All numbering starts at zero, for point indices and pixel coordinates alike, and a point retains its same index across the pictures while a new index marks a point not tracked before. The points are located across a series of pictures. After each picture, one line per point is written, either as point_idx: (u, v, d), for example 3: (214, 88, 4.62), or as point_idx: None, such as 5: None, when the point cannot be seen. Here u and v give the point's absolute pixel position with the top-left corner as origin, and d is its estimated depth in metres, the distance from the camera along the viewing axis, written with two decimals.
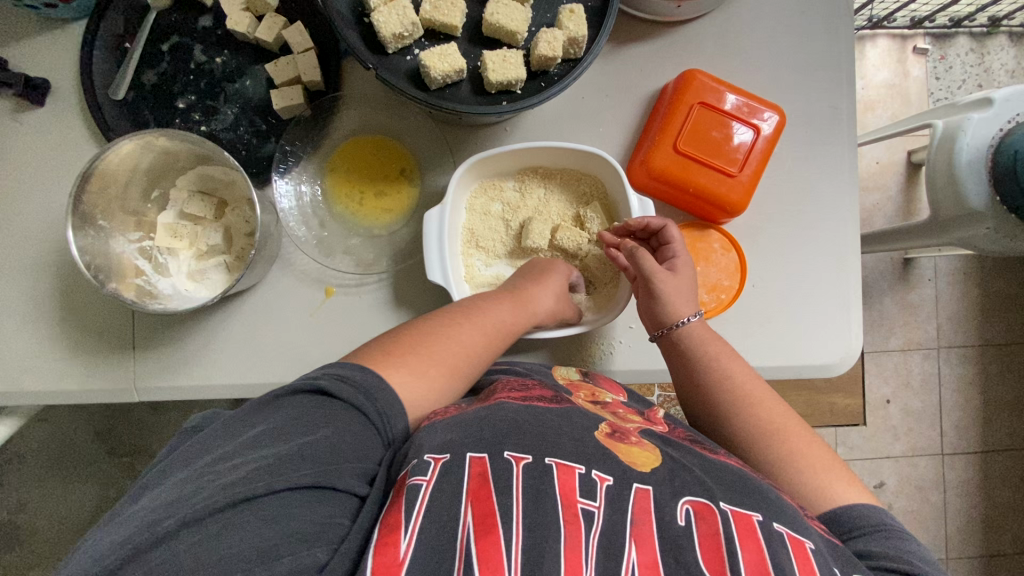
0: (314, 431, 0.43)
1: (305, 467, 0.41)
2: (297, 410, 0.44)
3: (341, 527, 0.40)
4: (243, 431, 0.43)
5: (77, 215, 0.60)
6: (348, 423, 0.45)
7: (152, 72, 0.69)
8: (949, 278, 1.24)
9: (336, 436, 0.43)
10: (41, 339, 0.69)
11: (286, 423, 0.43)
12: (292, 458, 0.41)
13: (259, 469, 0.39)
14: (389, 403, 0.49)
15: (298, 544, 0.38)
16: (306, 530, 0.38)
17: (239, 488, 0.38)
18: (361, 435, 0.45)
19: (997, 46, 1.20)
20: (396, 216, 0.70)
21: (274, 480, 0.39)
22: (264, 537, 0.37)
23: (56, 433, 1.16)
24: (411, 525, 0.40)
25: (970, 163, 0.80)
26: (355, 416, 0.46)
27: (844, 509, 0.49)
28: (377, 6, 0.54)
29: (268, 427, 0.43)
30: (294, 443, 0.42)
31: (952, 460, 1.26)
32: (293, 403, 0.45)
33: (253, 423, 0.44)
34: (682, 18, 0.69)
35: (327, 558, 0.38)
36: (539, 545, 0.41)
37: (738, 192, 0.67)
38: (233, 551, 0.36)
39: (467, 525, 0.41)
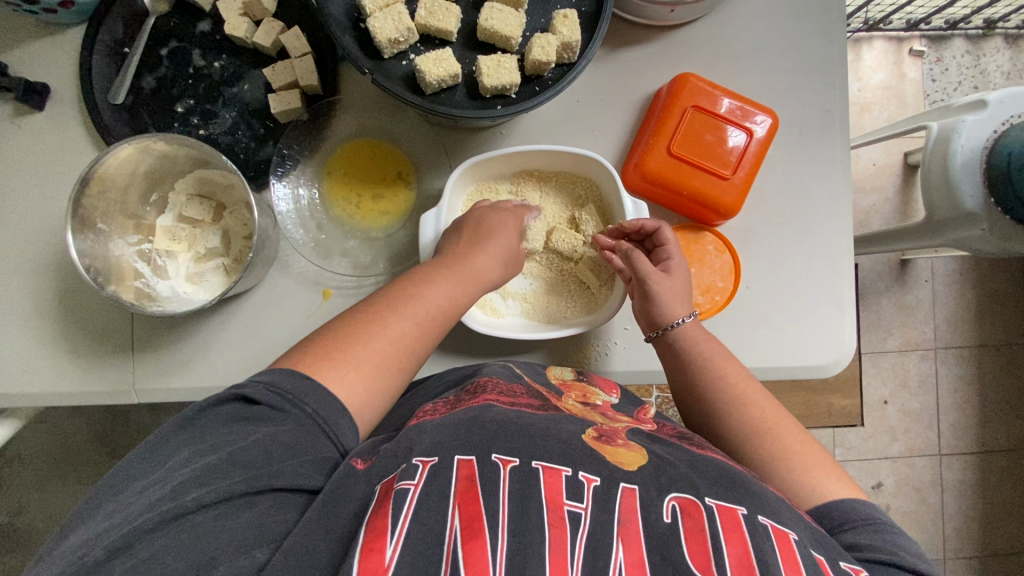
0: (241, 438, 0.44)
1: (234, 475, 0.42)
2: (227, 420, 0.46)
3: (283, 525, 0.43)
4: (172, 447, 0.44)
5: (76, 218, 0.60)
6: (277, 427, 0.46)
7: (151, 76, 0.70)
8: (946, 279, 1.25)
9: (259, 444, 0.44)
10: (41, 341, 0.69)
11: (215, 435, 0.45)
12: (220, 467, 0.42)
13: (189, 481, 0.41)
14: (316, 399, 0.49)
15: (235, 551, 0.40)
16: (242, 535, 0.40)
17: (172, 502, 0.40)
18: (294, 437, 0.46)
19: (993, 48, 1.20)
20: (393, 219, 0.71)
21: (200, 493, 0.41)
22: (201, 548, 0.39)
23: (57, 434, 1.17)
24: (395, 535, 0.41)
25: (964, 164, 0.80)
26: (287, 418, 0.47)
27: (834, 503, 0.49)
28: (373, 11, 0.54)
29: (203, 436, 0.45)
30: (223, 452, 0.43)
31: (949, 460, 1.26)
32: (221, 416, 0.46)
33: (183, 434, 0.45)
34: (676, 22, 0.69)
35: (268, 557, 0.40)
36: (523, 551, 0.41)
37: (731, 194, 0.68)
38: (172, 567, 0.38)
39: (455, 528, 0.42)
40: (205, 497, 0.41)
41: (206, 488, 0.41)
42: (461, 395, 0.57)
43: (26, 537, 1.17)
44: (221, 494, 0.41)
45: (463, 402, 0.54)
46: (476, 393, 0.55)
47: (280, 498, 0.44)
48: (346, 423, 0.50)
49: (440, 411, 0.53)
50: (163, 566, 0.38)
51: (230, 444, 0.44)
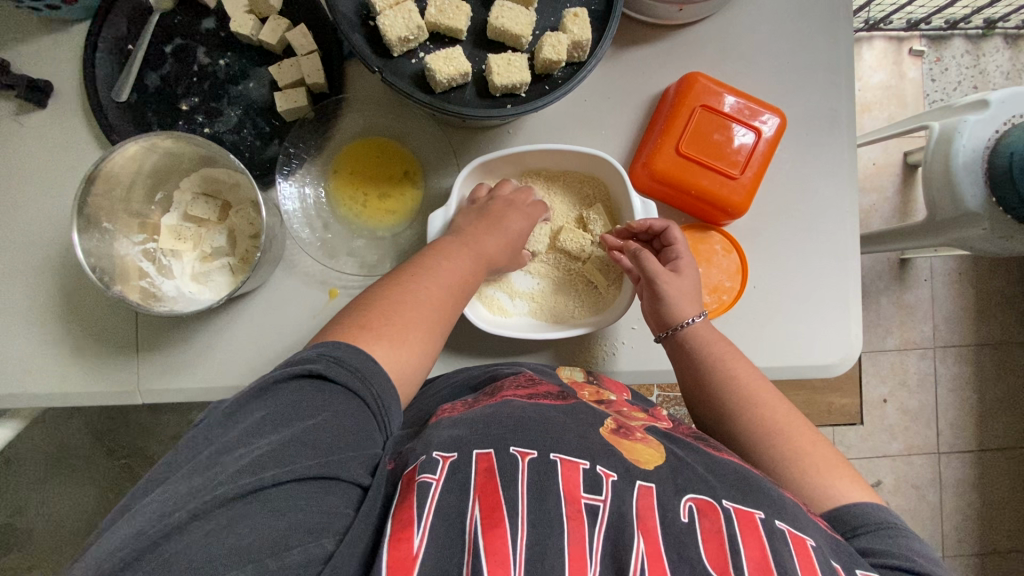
0: (314, 415, 0.43)
1: (312, 457, 0.41)
2: (300, 392, 0.44)
3: (344, 517, 0.41)
4: (242, 420, 0.43)
5: (82, 217, 0.60)
6: (344, 408, 0.45)
7: (155, 74, 0.69)
8: (945, 278, 1.25)
9: (332, 425, 0.43)
10: (45, 341, 0.68)
11: (286, 408, 0.43)
12: (293, 444, 0.41)
13: (268, 456, 0.40)
14: (384, 387, 0.49)
15: (306, 536, 0.39)
16: (312, 520, 0.39)
17: (252, 474, 0.39)
18: (360, 423, 0.45)
19: (992, 48, 1.21)
20: (399, 218, 0.71)
21: (279, 471, 0.40)
22: (276, 527, 0.38)
23: (55, 435, 1.16)
24: (423, 523, 0.42)
25: (966, 164, 0.80)
26: (357, 400, 0.46)
27: (845, 507, 0.50)
28: (383, 9, 0.54)
29: (277, 406, 0.43)
30: (296, 428, 0.42)
31: (948, 459, 1.27)
32: (290, 387, 0.45)
33: (260, 399, 0.44)
34: (683, 21, 0.69)
35: (335, 547, 0.39)
36: (542, 542, 0.41)
37: (739, 194, 0.68)
38: (244, 543, 0.36)
39: (475, 518, 0.42)
40: (282, 476, 0.39)
41: (284, 467, 0.40)
42: (478, 396, 0.57)
43: (23, 539, 1.16)
44: (298, 475, 0.40)
45: (481, 402, 0.54)
46: (494, 392, 0.56)
47: (345, 487, 0.43)
48: (396, 408, 0.50)
49: (459, 409, 0.53)
50: (238, 537, 0.36)
51: (307, 420, 0.43)
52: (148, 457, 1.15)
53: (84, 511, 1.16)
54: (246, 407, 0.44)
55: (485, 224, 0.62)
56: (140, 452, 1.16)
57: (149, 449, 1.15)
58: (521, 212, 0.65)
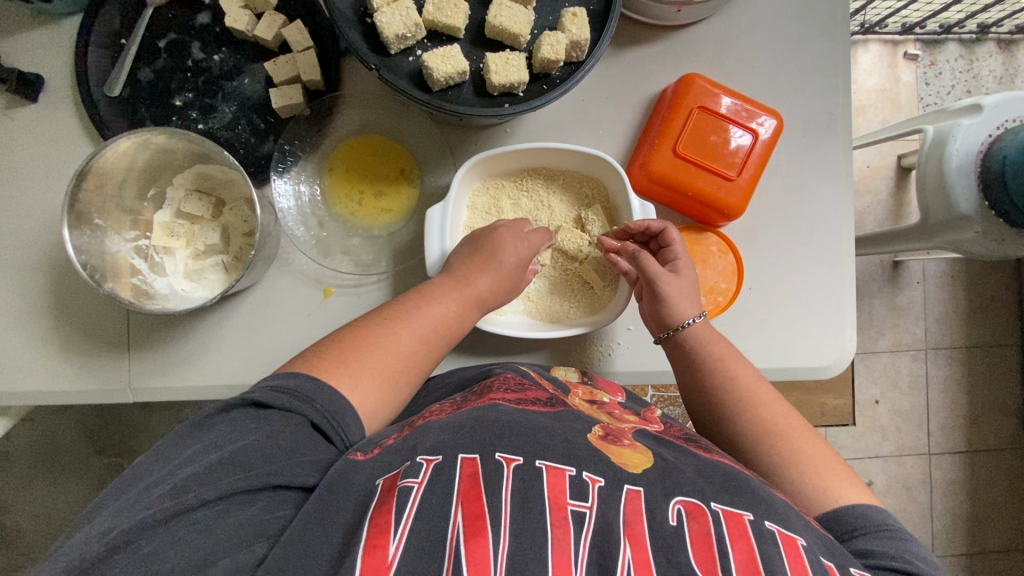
0: (245, 436, 0.45)
1: (237, 475, 0.42)
2: (234, 423, 0.46)
3: (279, 521, 0.42)
4: (175, 453, 0.43)
5: (72, 214, 0.59)
6: (283, 425, 0.46)
7: (149, 69, 0.68)
8: (937, 281, 1.26)
9: (262, 444, 0.44)
10: (34, 339, 0.68)
11: (219, 436, 0.44)
12: (222, 466, 0.42)
13: (193, 480, 0.41)
14: (329, 399, 0.50)
15: (236, 547, 0.40)
16: (243, 532, 0.40)
17: (176, 499, 0.40)
18: (296, 437, 0.46)
19: (985, 52, 1.22)
20: (396, 216, 0.70)
21: (203, 491, 0.41)
22: (199, 544, 0.39)
23: (43, 432, 1.15)
24: (400, 530, 0.41)
25: (959, 168, 0.81)
26: (292, 416, 0.48)
27: (844, 508, 0.50)
28: (380, 6, 0.53)
29: (210, 435, 0.45)
30: (225, 451, 0.43)
31: (938, 459, 1.28)
32: (225, 420, 0.46)
33: (192, 434, 0.45)
34: (681, 22, 0.69)
35: (267, 550, 0.40)
36: (524, 551, 0.41)
37: (736, 196, 0.68)
38: (167, 565, 0.37)
39: (458, 525, 0.42)
40: (209, 494, 0.41)
41: (211, 485, 0.41)
42: (467, 397, 0.56)
43: (12, 536, 1.15)
44: (224, 491, 0.41)
45: (468, 402, 0.54)
46: (482, 393, 0.55)
47: (278, 496, 0.44)
48: (351, 418, 0.51)
49: (444, 412, 0.53)
50: (162, 561, 0.37)
51: (233, 444, 0.44)
52: (139, 455, 1.14)
53: (73, 510, 1.14)
54: (179, 440, 0.45)
55: (475, 262, 0.61)
56: (130, 451, 1.15)
57: (140, 447, 1.14)
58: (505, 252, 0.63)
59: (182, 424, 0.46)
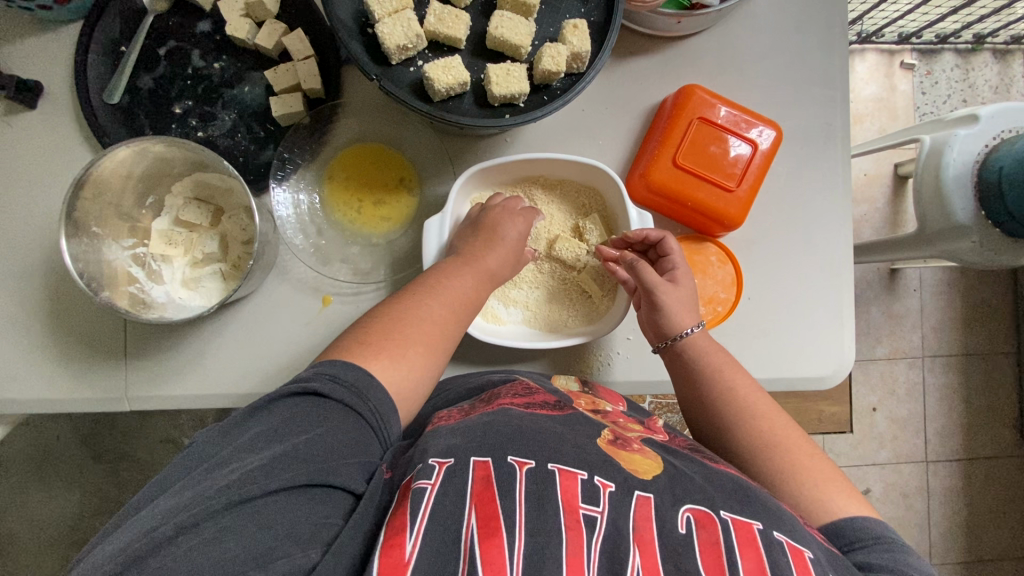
0: (308, 430, 0.44)
1: (302, 469, 0.42)
2: (296, 410, 0.46)
3: (332, 527, 0.42)
4: (238, 435, 0.44)
5: (70, 222, 0.58)
6: (341, 423, 0.46)
7: (148, 77, 0.68)
8: (934, 289, 1.27)
9: (324, 440, 0.44)
10: (31, 348, 0.67)
11: (281, 424, 0.44)
12: (286, 458, 0.42)
13: (258, 469, 0.41)
14: (381, 403, 0.49)
15: (292, 546, 0.39)
16: (299, 530, 0.40)
17: (241, 487, 0.40)
18: (354, 436, 0.46)
19: (982, 62, 1.22)
20: (395, 225, 0.70)
21: (269, 481, 0.41)
22: (261, 538, 0.38)
23: (37, 438, 1.14)
24: (415, 530, 0.41)
25: (957, 177, 0.81)
26: (351, 417, 0.47)
27: (844, 521, 0.49)
28: (382, 17, 0.53)
29: (271, 421, 0.45)
30: (289, 443, 0.43)
31: (936, 467, 1.28)
32: (287, 405, 0.46)
33: (256, 416, 0.45)
34: (681, 33, 0.70)
35: (319, 557, 0.40)
36: (540, 552, 0.41)
37: (735, 207, 0.68)
38: (228, 554, 0.37)
39: (472, 526, 0.42)
40: (272, 485, 0.40)
41: (275, 477, 0.41)
42: (474, 403, 0.56)
43: (6, 543, 1.14)
44: (288, 484, 0.41)
45: (477, 409, 0.53)
46: (491, 400, 0.55)
47: (333, 497, 0.43)
48: (396, 423, 0.51)
49: (454, 417, 0.53)
50: (223, 549, 0.37)
51: (299, 436, 0.44)
52: (133, 461, 1.13)
53: (67, 517, 1.14)
54: (243, 421, 0.45)
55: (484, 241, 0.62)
56: (124, 457, 1.14)
57: (134, 454, 1.13)
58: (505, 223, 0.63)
59: (242, 409, 0.46)
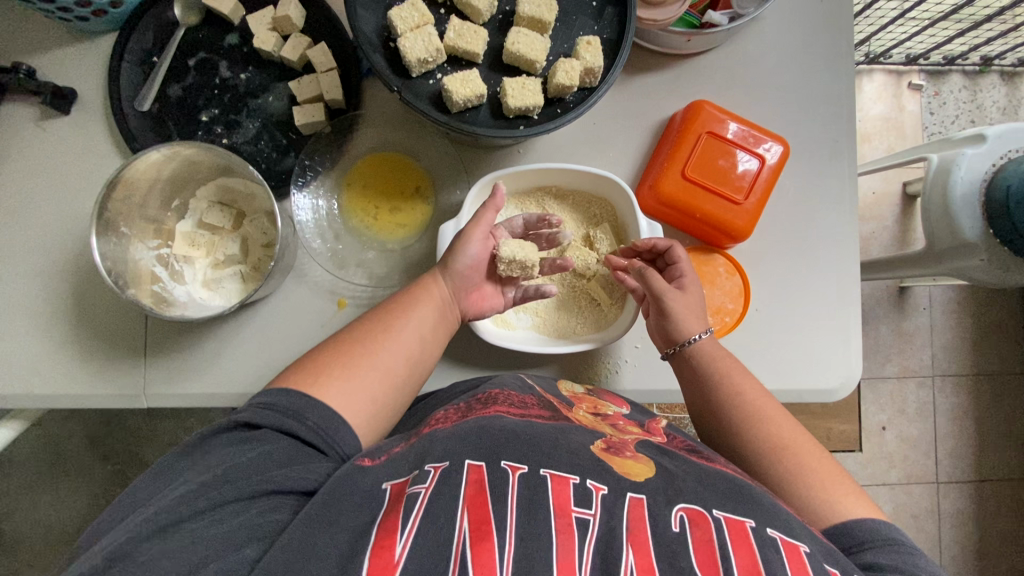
0: (233, 456, 0.45)
1: (226, 489, 0.43)
2: (224, 445, 0.46)
3: (276, 522, 0.43)
4: (172, 479, 0.44)
5: (100, 221, 0.61)
6: (273, 444, 0.47)
7: (178, 86, 0.71)
8: (944, 308, 1.26)
9: (254, 462, 0.45)
10: (54, 344, 0.69)
11: (200, 464, 0.45)
12: (212, 482, 0.43)
13: (178, 499, 0.41)
14: (323, 418, 0.51)
15: (229, 548, 0.40)
16: (236, 535, 0.41)
17: (169, 512, 0.41)
18: (284, 452, 0.47)
19: (989, 84, 1.24)
20: (410, 231, 0.72)
21: (194, 503, 0.41)
22: (194, 551, 0.39)
23: (48, 438, 1.15)
24: (406, 531, 0.42)
25: (964, 195, 0.82)
26: (283, 437, 0.48)
27: (852, 523, 0.50)
28: (404, 32, 0.56)
29: (198, 459, 0.45)
30: (213, 471, 0.44)
31: (946, 489, 1.27)
32: (214, 444, 0.47)
33: (184, 458, 0.46)
34: (691, 51, 0.72)
35: (259, 554, 0.41)
36: (529, 555, 0.41)
37: (743, 218, 0.70)
38: (168, 569, 0.38)
39: (464, 530, 0.42)
40: (199, 505, 0.41)
41: (199, 498, 0.42)
42: (471, 403, 0.57)
43: (13, 542, 1.15)
44: (214, 502, 0.42)
45: (473, 411, 0.55)
46: (487, 403, 0.56)
47: (274, 500, 0.44)
48: (346, 431, 0.52)
49: (451, 419, 0.54)
50: (162, 567, 0.38)
51: (221, 464, 0.44)
52: (142, 463, 1.15)
53: (75, 517, 1.15)
54: (174, 463, 0.45)
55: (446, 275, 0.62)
56: (133, 459, 1.15)
57: (143, 456, 1.15)
58: (484, 229, 0.62)
59: (170, 453, 0.47)
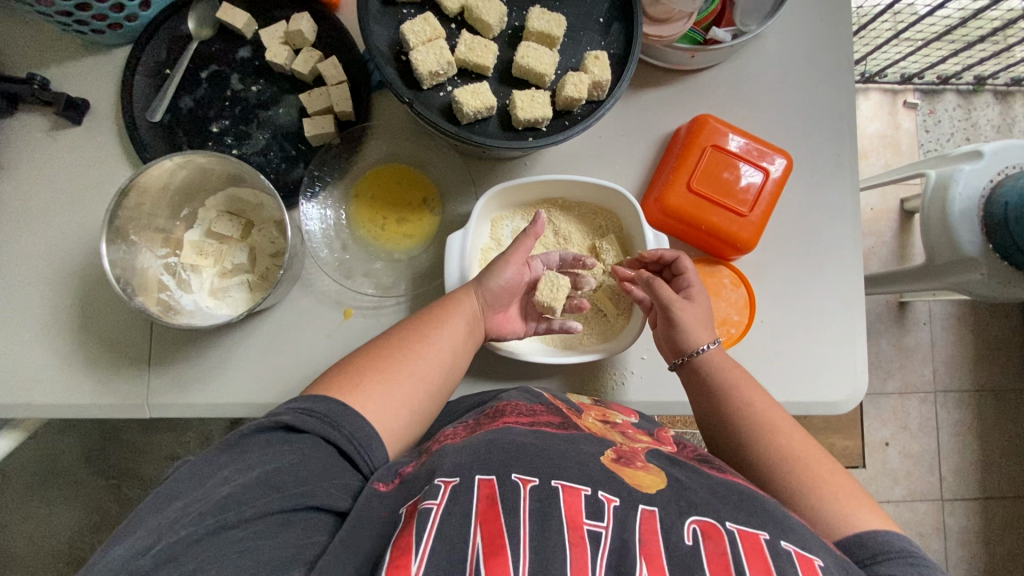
0: (280, 458, 0.45)
1: (273, 497, 0.43)
2: (268, 444, 0.46)
3: (316, 547, 0.43)
4: (212, 474, 0.43)
5: (111, 229, 0.61)
6: (314, 452, 0.47)
7: (190, 97, 0.72)
8: (944, 323, 1.27)
9: (297, 466, 0.45)
10: (57, 352, 0.69)
11: (248, 463, 0.44)
12: (261, 487, 0.43)
13: (234, 498, 0.41)
14: (358, 428, 0.51)
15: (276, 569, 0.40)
16: (281, 554, 0.41)
17: (217, 515, 0.40)
18: (326, 463, 0.47)
19: (983, 103, 1.26)
20: (417, 241, 0.73)
21: (243, 509, 0.41)
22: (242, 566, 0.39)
23: (43, 451, 1.14)
24: (420, 550, 0.42)
25: (963, 210, 0.83)
26: (325, 445, 0.48)
27: (865, 535, 0.49)
28: (416, 45, 0.57)
29: (243, 456, 0.45)
30: (263, 471, 0.44)
31: (951, 506, 1.26)
32: (257, 441, 0.46)
33: (226, 453, 0.45)
34: (694, 67, 0.73)
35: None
36: (546, 567, 0.41)
37: (748, 231, 0.70)
38: None
39: (477, 546, 0.42)
40: (248, 513, 0.41)
41: (250, 505, 0.42)
42: (479, 418, 0.57)
43: (3, 558, 1.13)
44: (262, 511, 0.42)
45: (481, 426, 0.54)
46: (495, 416, 0.56)
47: (314, 520, 0.44)
48: (378, 448, 0.52)
49: (459, 436, 0.54)
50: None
51: (270, 464, 0.44)
52: (138, 477, 1.13)
53: (68, 532, 1.13)
54: (213, 461, 0.44)
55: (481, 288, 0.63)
56: (129, 472, 1.14)
57: (139, 470, 1.13)
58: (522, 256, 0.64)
59: (213, 446, 0.46)
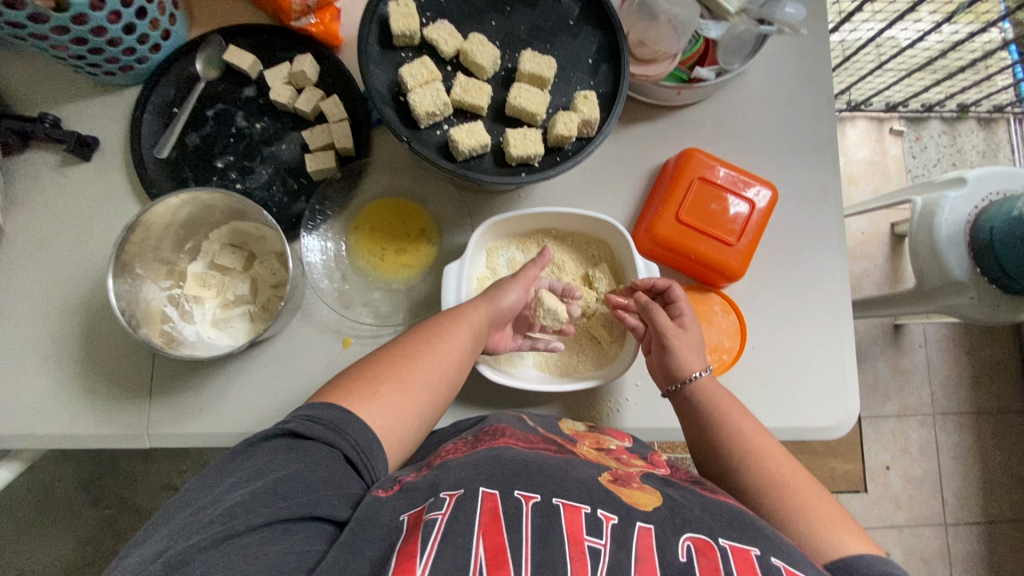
0: (286, 466, 0.46)
1: (279, 504, 0.44)
2: (274, 452, 0.47)
3: (315, 555, 0.43)
4: (219, 482, 0.45)
5: (117, 263, 0.63)
6: (321, 458, 0.48)
7: (196, 134, 0.75)
8: (939, 345, 1.28)
9: (304, 474, 0.46)
10: (61, 383, 0.70)
11: (258, 468, 0.46)
12: (267, 494, 0.44)
13: (239, 505, 0.43)
14: (362, 434, 0.52)
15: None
16: (286, 560, 0.41)
17: (226, 522, 0.41)
18: (331, 470, 0.48)
19: (967, 129, 1.30)
20: (414, 271, 0.75)
21: (251, 516, 0.42)
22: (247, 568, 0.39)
23: (38, 482, 1.13)
24: (424, 557, 0.42)
25: (949, 235, 0.85)
26: (332, 451, 0.49)
27: (853, 558, 0.49)
28: (414, 87, 0.60)
29: (252, 462, 0.46)
30: (270, 478, 0.45)
31: (955, 531, 1.24)
32: (265, 449, 0.48)
33: (238, 459, 0.47)
34: (681, 102, 0.76)
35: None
36: None
37: (736, 259, 0.72)
38: None
39: (480, 557, 0.42)
40: (256, 519, 0.42)
41: (257, 512, 0.43)
42: (478, 435, 0.58)
43: None
44: (267, 519, 0.42)
45: (482, 442, 0.55)
46: (494, 436, 0.57)
47: (315, 529, 0.45)
48: (380, 457, 0.53)
49: (460, 450, 0.55)
50: None
51: (278, 471, 0.45)
52: (134, 508, 1.13)
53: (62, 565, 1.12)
54: (228, 464, 0.47)
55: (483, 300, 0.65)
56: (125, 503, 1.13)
57: (136, 500, 1.13)
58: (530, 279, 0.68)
59: (228, 452, 0.48)
